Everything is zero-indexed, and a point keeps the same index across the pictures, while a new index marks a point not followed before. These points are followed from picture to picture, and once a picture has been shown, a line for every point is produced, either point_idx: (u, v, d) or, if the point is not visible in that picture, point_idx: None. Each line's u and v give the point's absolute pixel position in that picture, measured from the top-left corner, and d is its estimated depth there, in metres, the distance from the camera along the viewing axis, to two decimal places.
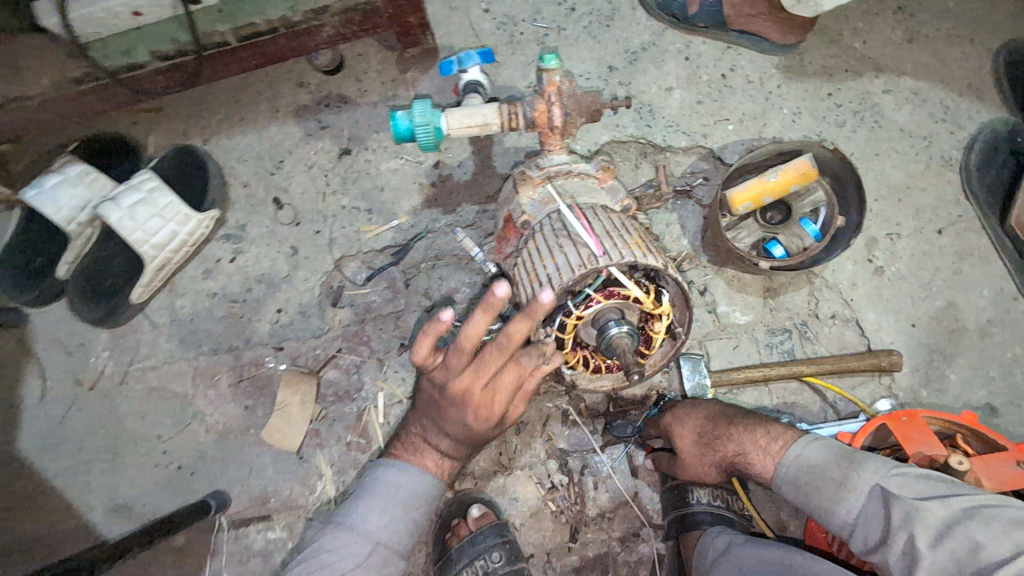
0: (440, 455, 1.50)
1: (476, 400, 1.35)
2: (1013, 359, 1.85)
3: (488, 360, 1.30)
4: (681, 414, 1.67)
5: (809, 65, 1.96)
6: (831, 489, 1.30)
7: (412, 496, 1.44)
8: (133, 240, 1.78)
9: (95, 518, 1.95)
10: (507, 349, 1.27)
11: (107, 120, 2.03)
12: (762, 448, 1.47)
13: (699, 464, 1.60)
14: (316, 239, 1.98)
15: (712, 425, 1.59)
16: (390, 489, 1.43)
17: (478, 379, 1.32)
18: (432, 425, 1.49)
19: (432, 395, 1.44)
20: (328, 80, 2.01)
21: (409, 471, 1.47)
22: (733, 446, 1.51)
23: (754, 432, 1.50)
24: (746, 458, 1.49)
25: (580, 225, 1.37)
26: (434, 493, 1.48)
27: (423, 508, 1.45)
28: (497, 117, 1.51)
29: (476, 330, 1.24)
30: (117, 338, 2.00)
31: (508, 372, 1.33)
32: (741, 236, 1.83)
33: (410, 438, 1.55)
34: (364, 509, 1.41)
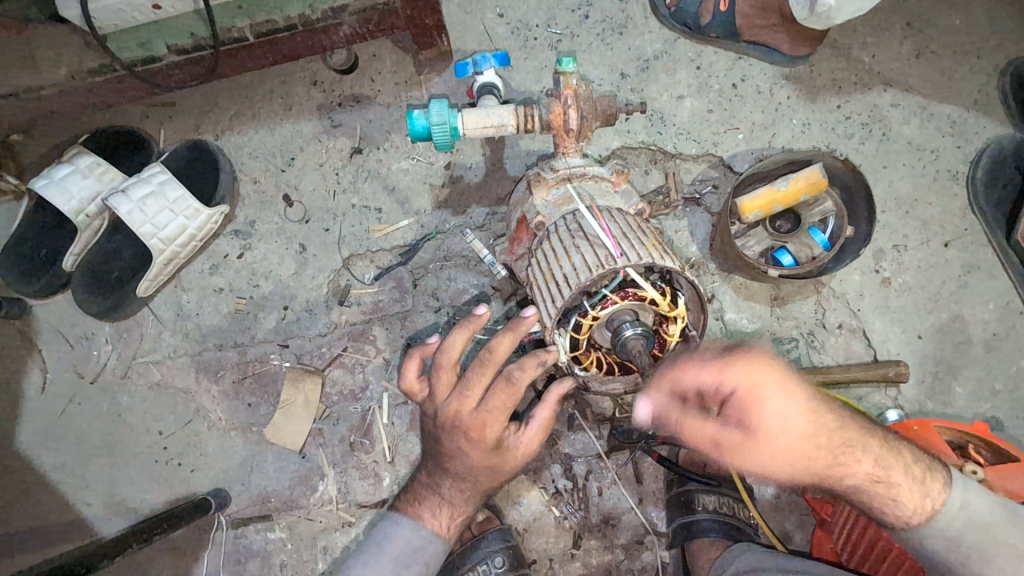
0: (441, 503, 1.53)
1: (467, 426, 1.38)
2: (1018, 373, 1.86)
3: (473, 380, 1.35)
4: (780, 387, 1.30)
5: (819, 77, 1.98)
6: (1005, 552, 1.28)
7: (406, 555, 1.50)
8: (142, 233, 1.80)
9: (92, 514, 1.93)
10: (490, 364, 1.33)
11: (118, 113, 2.03)
12: (914, 492, 1.31)
13: (784, 449, 1.30)
14: (326, 237, 1.97)
15: (819, 415, 1.32)
16: (385, 546, 1.52)
17: (467, 401, 1.36)
18: (436, 470, 1.53)
19: (430, 432, 1.49)
20: (342, 79, 2.02)
21: (404, 525, 1.54)
22: (846, 459, 1.31)
23: (890, 460, 1.33)
24: (858, 480, 1.33)
25: (597, 226, 1.37)
26: (429, 549, 1.52)
27: (415, 567, 1.50)
28: (512, 119, 1.52)
29: (455, 346, 1.36)
30: (120, 332, 1.98)
31: (499, 393, 1.35)
32: (749, 244, 1.84)
33: (414, 490, 1.59)
34: (361, 564, 1.51)
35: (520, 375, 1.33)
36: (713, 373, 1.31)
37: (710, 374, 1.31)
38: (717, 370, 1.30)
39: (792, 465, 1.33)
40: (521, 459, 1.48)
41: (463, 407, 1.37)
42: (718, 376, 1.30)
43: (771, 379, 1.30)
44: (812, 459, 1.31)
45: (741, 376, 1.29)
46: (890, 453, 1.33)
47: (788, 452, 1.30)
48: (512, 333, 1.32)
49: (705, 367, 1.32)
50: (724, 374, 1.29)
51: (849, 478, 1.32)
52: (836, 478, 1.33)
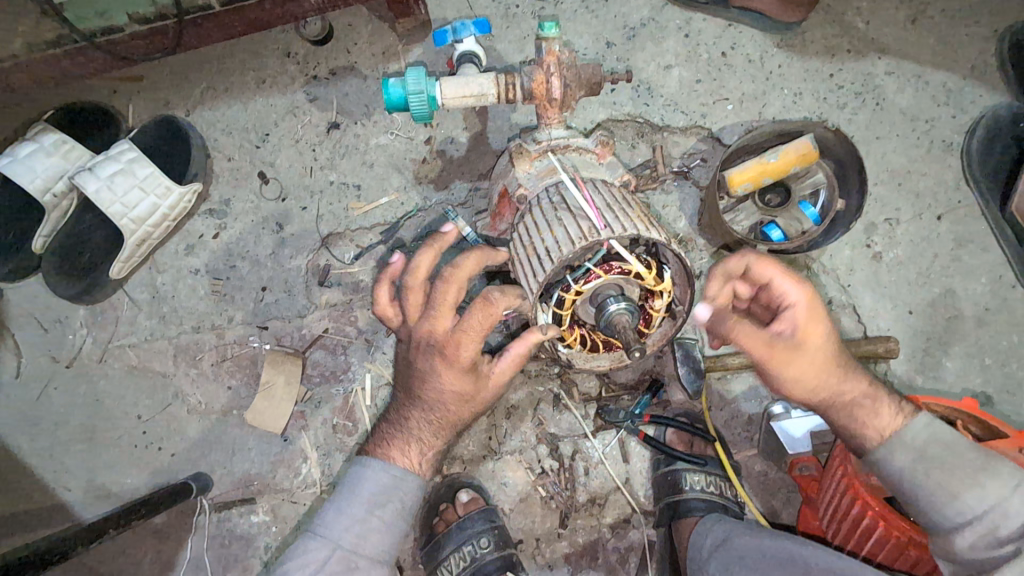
0: (411, 440, 1.45)
1: (440, 348, 1.35)
2: (1009, 348, 1.83)
3: (442, 299, 1.33)
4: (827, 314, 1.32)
5: (811, 45, 1.91)
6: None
7: (379, 496, 1.41)
8: (110, 212, 1.73)
9: (72, 499, 1.90)
10: (454, 280, 1.32)
11: (84, 88, 1.94)
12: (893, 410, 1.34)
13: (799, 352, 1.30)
14: (303, 215, 1.92)
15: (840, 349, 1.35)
16: (356, 491, 1.41)
17: (439, 322, 1.34)
18: (404, 396, 1.48)
19: (404, 357, 1.46)
20: (316, 50, 1.94)
21: (374, 467, 1.43)
22: (843, 385, 1.35)
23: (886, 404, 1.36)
24: (839, 392, 1.35)
25: (581, 197, 1.32)
26: (403, 488, 1.43)
27: (390, 507, 1.42)
28: (493, 88, 1.46)
29: (423, 267, 1.35)
30: (95, 315, 1.93)
31: (476, 317, 1.31)
32: (739, 219, 1.78)
33: (381, 433, 1.50)
34: (331, 513, 1.41)
35: (498, 298, 1.31)
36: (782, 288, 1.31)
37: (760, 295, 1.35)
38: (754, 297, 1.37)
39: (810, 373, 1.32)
40: (495, 390, 1.44)
41: (437, 329, 1.34)
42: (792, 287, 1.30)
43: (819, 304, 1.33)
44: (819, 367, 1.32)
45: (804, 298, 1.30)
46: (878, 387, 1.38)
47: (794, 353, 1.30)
48: (483, 252, 1.35)
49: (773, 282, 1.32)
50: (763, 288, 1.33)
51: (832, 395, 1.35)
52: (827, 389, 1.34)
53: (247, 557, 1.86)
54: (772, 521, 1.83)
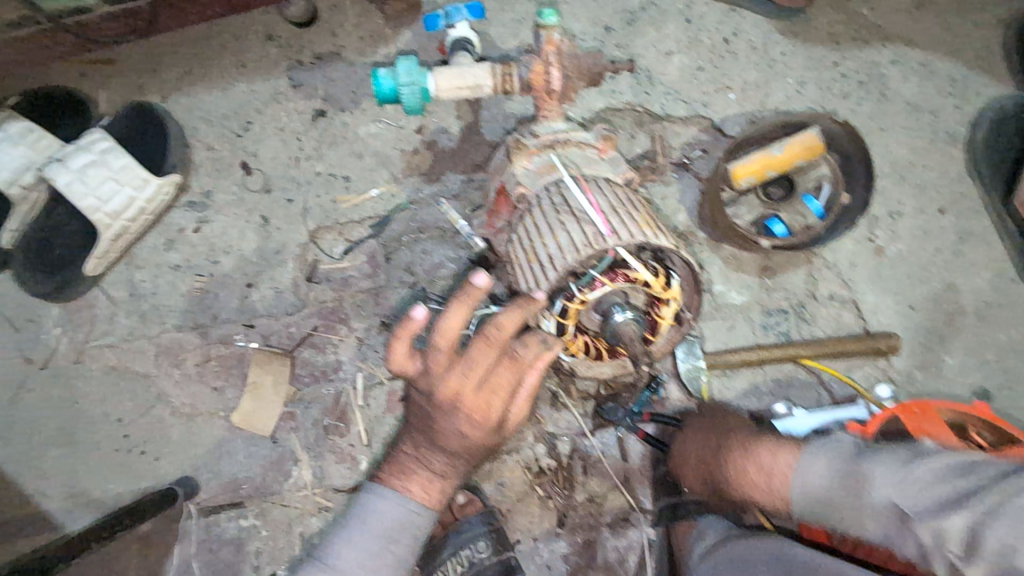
0: (431, 476, 1.38)
1: (469, 409, 1.29)
2: (1008, 343, 1.83)
3: (477, 359, 1.27)
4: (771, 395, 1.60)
5: (815, 32, 1.86)
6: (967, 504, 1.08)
7: (396, 529, 1.31)
8: (84, 206, 1.63)
9: (51, 506, 1.82)
10: (496, 342, 1.26)
11: (50, 73, 1.82)
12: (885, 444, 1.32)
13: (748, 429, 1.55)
14: (289, 208, 1.83)
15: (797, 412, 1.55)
16: (370, 520, 1.32)
17: (469, 382, 1.27)
18: (424, 441, 1.39)
19: (420, 404, 1.37)
20: (300, 33, 1.84)
21: (391, 497, 1.34)
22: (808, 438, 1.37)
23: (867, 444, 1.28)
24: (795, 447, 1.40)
25: (584, 200, 1.26)
26: (418, 522, 1.34)
27: (404, 542, 1.32)
28: (489, 78, 1.39)
29: (455, 326, 1.26)
30: (70, 314, 1.84)
31: (509, 372, 1.28)
32: (741, 213, 1.75)
33: (396, 460, 1.42)
34: (341, 544, 1.29)
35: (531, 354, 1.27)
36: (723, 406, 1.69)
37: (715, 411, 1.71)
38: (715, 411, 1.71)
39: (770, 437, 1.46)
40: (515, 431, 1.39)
41: (464, 388, 1.27)
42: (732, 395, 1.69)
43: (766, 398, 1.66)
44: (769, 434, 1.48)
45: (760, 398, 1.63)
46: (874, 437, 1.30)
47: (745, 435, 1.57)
48: (522, 308, 1.23)
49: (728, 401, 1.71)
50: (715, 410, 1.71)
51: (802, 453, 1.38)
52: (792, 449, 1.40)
53: (236, 562, 1.80)
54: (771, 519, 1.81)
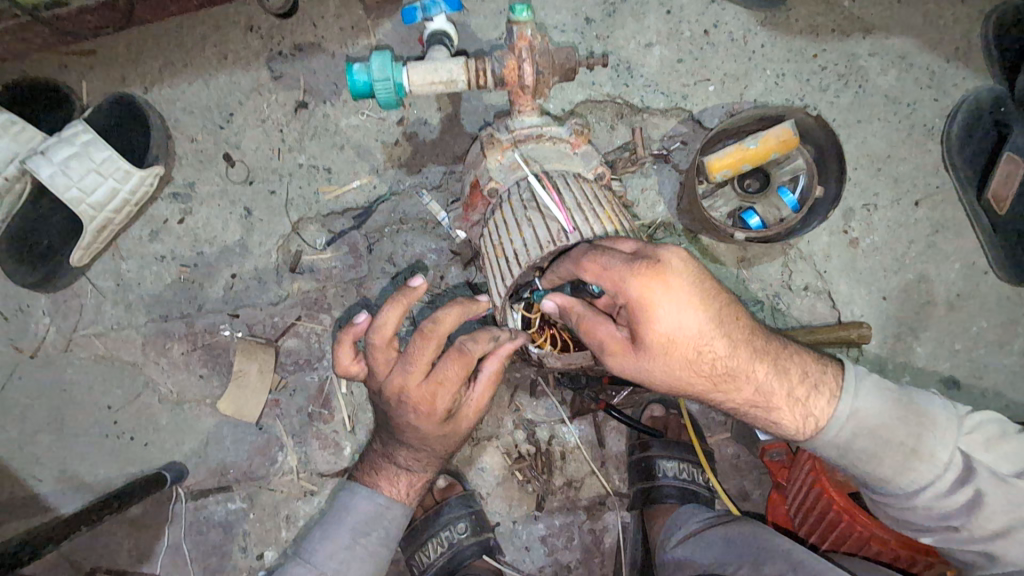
0: (397, 471, 1.52)
1: (416, 401, 1.33)
2: (978, 334, 1.87)
3: (418, 354, 1.29)
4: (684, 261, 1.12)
5: (795, 23, 1.86)
6: (901, 459, 1.21)
7: (365, 523, 1.49)
8: (68, 199, 1.65)
9: (45, 490, 1.88)
10: (434, 336, 1.28)
11: (31, 64, 1.84)
12: (770, 374, 1.21)
13: (719, 370, 1.18)
14: (272, 200, 1.85)
15: (716, 289, 1.13)
16: (342, 517, 1.51)
17: (412, 376, 1.31)
18: (388, 441, 1.51)
19: (377, 403, 1.45)
20: (281, 24, 1.84)
21: (361, 495, 1.51)
22: (763, 367, 1.20)
23: (784, 352, 1.24)
24: (766, 384, 1.22)
25: (550, 196, 1.31)
26: (387, 516, 1.51)
27: (375, 534, 1.49)
28: (463, 73, 1.39)
29: (390, 324, 1.29)
30: (58, 304, 1.87)
31: (450, 366, 1.30)
32: (717, 205, 1.77)
33: (370, 457, 1.58)
34: (317, 540, 1.50)
35: (473, 346, 1.30)
36: (690, 312, 1.11)
37: (610, 279, 1.10)
38: (621, 272, 1.09)
39: (746, 387, 1.21)
40: (477, 416, 1.44)
41: (409, 382, 1.31)
42: (703, 315, 1.12)
43: (680, 269, 1.10)
44: (744, 380, 1.20)
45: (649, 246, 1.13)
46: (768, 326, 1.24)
47: (691, 361, 1.15)
48: (463, 304, 1.28)
49: (601, 274, 1.12)
50: (625, 278, 1.09)
51: (778, 394, 1.23)
52: (761, 389, 1.21)
53: (225, 544, 1.86)
54: (742, 503, 1.87)
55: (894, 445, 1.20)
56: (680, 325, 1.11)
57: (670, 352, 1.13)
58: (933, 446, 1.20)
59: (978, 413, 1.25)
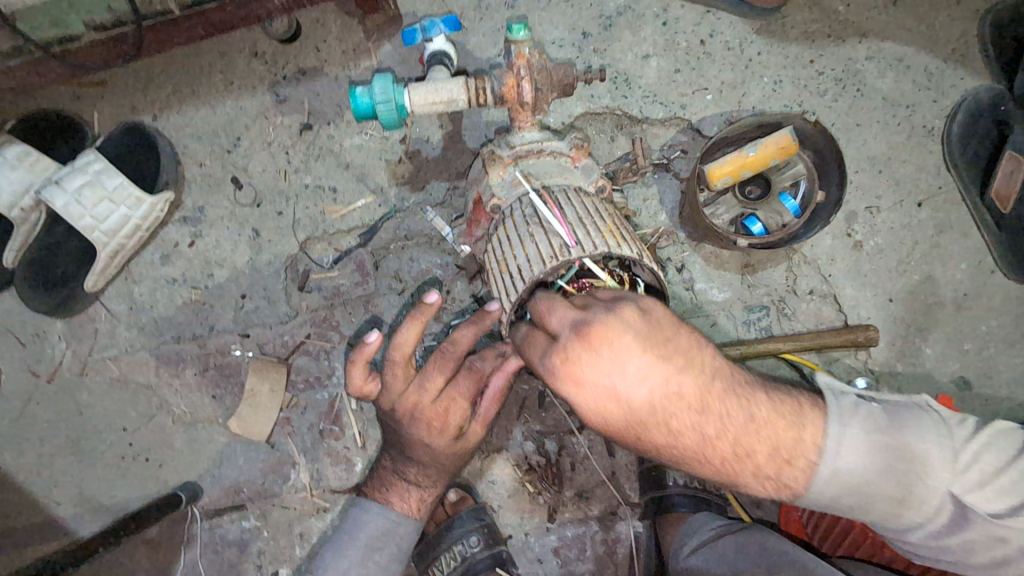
0: (409, 487, 1.54)
1: (428, 417, 1.38)
2: (987, 333, 1.86)
3: (434, 372, 1.36)
4: (605, 348, 1.06)
5: (791, 30, 1.87)
6: (889, 507, 1.12)
7: (377, 539, 1.50)
8: (82, 226, 1.70)
9: (62, 513, 1.91)
10: (452, 356, 1.36)
11: (44, 95, 1.89)
12: (726, 449, 1.10)
13: (667, 455, 1.13)
14: (279, 221, 1.88)
15: (649, 368, 1.06)
16: (354, 532, 1.52)
17: (426, 394, 1.36)
18: (400, 457, 1.54)
19: (389, 423, 1.48)
20: (284, 49, 1.88)
21: (373, 511, 1.53)
22: (719, 442, 1.10)
23: (746, 427, 1.10)
24: (726, 463, 1.12)
25: (551, 211, 1.32)
26: (399, 532, 1.52)
27: (387, 550, 1.50)
28: (463, 93, 1.42)
29: (410, 342, 1.33)
30: (73, 329, 1.91)
31: (461, 384, 1.37)
32: (718, 212, 1.79)
33: (381, 473, 1.60)
34: (330, 555, 1.51)
35: (483, 363, 1.41)
36: (616, 399, 1.07)
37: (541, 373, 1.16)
38: (546, 368, 1.13)
39: (705, 468, 1.14)
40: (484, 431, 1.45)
41: (422, 400, 1.36)
42: (629, 400, 1.07)
43: (598, 361, 1.07)
44: (702, 464, 1.13)
45: (567, 333, 1.09)
46: (725, 395, 1.10)
47: (635, 442, 1.13)
48: (476, 324, 1.36)
49: (536, 367, 1.17)
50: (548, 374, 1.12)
51: (741, 468, 1.12)
52: (722, 470, 1.13)
53: (240, 562, 1.88)
54: (755, 510, 1.86)
55: (880, 498, 1.11)
56: (605, 413, 1.09)
57: (609, 434, 1.13)
58: (924, 492, 1.10)
59: (973, 440, 1.13)
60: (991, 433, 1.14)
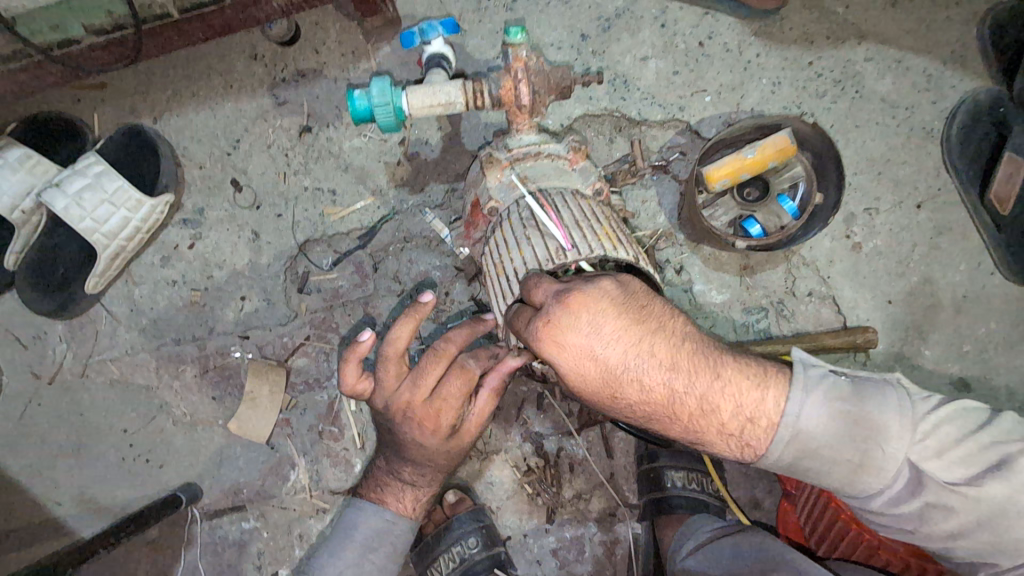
0: (403, 487, 1.54)
1: (420, 417, 1.38)
2: (987, 335, 1.86)
3: (426, 370, 1.35)
4: (582, 309, 1.08)
5: (789, 31, 1.87)
6: (891, 474, 1.09)
7: (373, 537, 1.51)
8: (82, 228, 1.71)
9: (63, 513, 1.92)
10: (445, 354, 1.35)
11: (46, 98, 1.91)
12: (693, 408, 1.11)
13: (639, 411, 1.13)
14: (278, 222, 1.89)
15: (621, 328, 1.08)
16: (350, 533, 1.52)
17: (418, 392, 1.36)
18: (394, 457, 1.53)
19: (383, 422, 1.48)
20: (283, 52, 1.89)
21: (368, 510, 1.54)
22: (686, 398, 1.11)
23: (716, 384, 1.11)
24: (691, 420, 1.13)
25: (547, 214, 1.32)
26: (394, 531, 1.53)
27: (382, 551, 1.51)
28: (460, 96, 1.42)
29: (403, 338, 1.35)
30: (74, 330, 1.92)
31: (453, 380, 1.34)
32: (717, 214, 1.78)
33: (376, 473, 1.60)
34: (326, 555, 1.52)
35: (475, 361, 1.36)
36: (589, 358, 1.09)
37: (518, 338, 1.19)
38: (524, 331, 1.15)
39: (674, 425, 1.14)
40: (479, 429, 1.45)
41: (413, 399, 1.37)
42: (600, 360, 1.09)
43: (572, 321, 1.08)
44: (669, 423, 1.14)
45: (549, 298, 1.12)
46: (698, 354, 1.11)
47: (606, 401, 1.14)
48: (472, 325, 1.40)
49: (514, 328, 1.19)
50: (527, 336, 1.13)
51: (706, 428, 1.13)
52: (689, 426, 1.13)
53: (239, 563, 1.89)
54: (753, 512, 1.86)
55: (839, 463, 1.09)
56: (580, 372, 1.10)
57: (581, 392, 1.15)
58: (928, 463, 1.08)
59: (934, 411, 1.11)
60: (955, 405, 1.11)
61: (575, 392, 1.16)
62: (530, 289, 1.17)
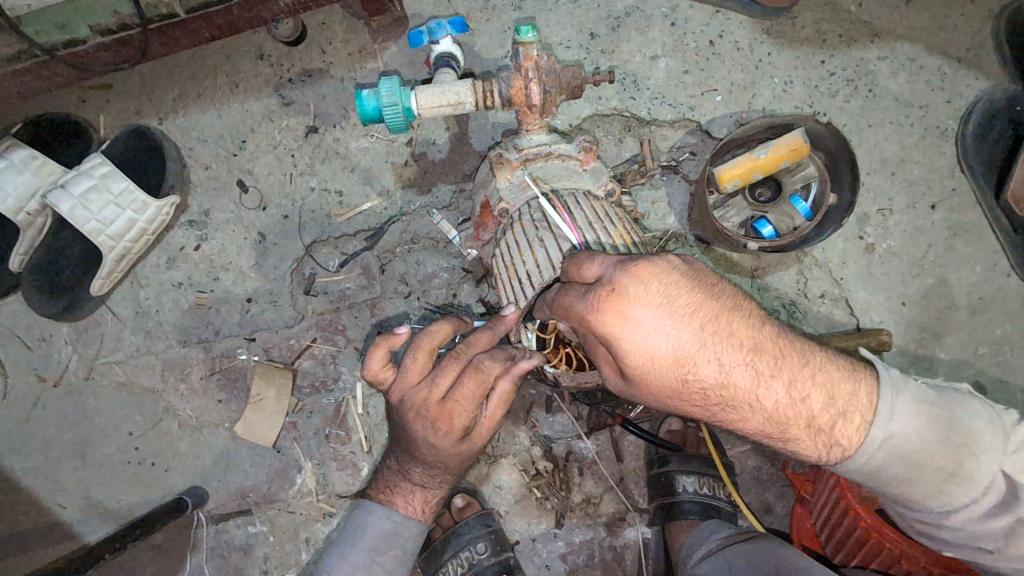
0: (413, 488, 1.52)
1: (433, 417, 1.33)
2: (1003, 337, 1.83)
3: (444, 370, 1.31)
4: (650, 279, 1.01)
5: (801, 30, 1.85)
6: (937, 483, 1.06)
7: (381, 541, 1.49)
8: (87, 230, 1.69)
9: (68, 516, 1.91)
10: (465, 357, 1.32)
11: (51, 100, 1.89)
12: (780, 399, 1.03)
13: (714, 400, 1.04)
14: (285, 224, 1.87)
15: (694, 303, 1.00)
16: (358, 535, 1.51)
17: (435, 392, 1.32)
18: (404, 458, 1.51)
19: (396, 420, 1.45)
20: (289, 52, 1.87)
21: (377, 514, 1.51)
22: (773, 385, 1.02)
23: (802, 371, 1.04)
24: (778, 413, 1.05)
25: (561, 216, 1.31)
26: (404, 534, 1.51)
27: (391, 552, 1.50)
28: (470, 95, 1.38)
29: (444, 332, 1.35)
30: (78, 333, 1.90)
31: (467, 382, 1.30)
32: (728, 215, 1.76)
33: (385, 475, 1.58)
34: (333, 558, 1.49)
35: (491, 365, 1.30)
36: (659, 335, 1.00)
37: (576, 323, 1.09)
38: (582, 312, 1.05)
39: (755, 417, 1.05)
40: (490, 433, 1.43)
41: (431, 397, 1.32)
42: (674, 339, 1.00)
43: (640, 293, 1.00)
44: (751, 416, 1.05)
45: (611, 270, 1.04)
46: (783, 339, 1.04)
47: (679, 390, 1.04)
48: (493, 329, 1.33)
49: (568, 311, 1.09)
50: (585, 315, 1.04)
51: (792, 422, 1.05)
52: (773, 419, 1.05)
53: (245, 567, 1.87)
54: (765, 516, 1.84)
55: (929, 472, 1.05)
56: (650, 351, 1.00)
57: (655, 381, 1.04)
58: (975, 470, 1.05)
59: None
60: None
61: (646, 382, 1.05)
62: (582, 266, 1.11)
